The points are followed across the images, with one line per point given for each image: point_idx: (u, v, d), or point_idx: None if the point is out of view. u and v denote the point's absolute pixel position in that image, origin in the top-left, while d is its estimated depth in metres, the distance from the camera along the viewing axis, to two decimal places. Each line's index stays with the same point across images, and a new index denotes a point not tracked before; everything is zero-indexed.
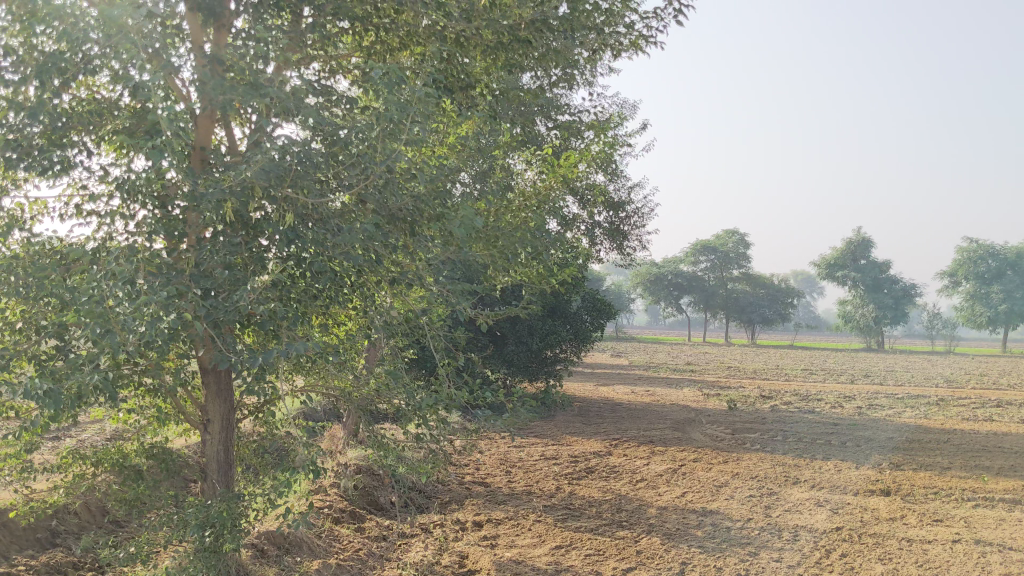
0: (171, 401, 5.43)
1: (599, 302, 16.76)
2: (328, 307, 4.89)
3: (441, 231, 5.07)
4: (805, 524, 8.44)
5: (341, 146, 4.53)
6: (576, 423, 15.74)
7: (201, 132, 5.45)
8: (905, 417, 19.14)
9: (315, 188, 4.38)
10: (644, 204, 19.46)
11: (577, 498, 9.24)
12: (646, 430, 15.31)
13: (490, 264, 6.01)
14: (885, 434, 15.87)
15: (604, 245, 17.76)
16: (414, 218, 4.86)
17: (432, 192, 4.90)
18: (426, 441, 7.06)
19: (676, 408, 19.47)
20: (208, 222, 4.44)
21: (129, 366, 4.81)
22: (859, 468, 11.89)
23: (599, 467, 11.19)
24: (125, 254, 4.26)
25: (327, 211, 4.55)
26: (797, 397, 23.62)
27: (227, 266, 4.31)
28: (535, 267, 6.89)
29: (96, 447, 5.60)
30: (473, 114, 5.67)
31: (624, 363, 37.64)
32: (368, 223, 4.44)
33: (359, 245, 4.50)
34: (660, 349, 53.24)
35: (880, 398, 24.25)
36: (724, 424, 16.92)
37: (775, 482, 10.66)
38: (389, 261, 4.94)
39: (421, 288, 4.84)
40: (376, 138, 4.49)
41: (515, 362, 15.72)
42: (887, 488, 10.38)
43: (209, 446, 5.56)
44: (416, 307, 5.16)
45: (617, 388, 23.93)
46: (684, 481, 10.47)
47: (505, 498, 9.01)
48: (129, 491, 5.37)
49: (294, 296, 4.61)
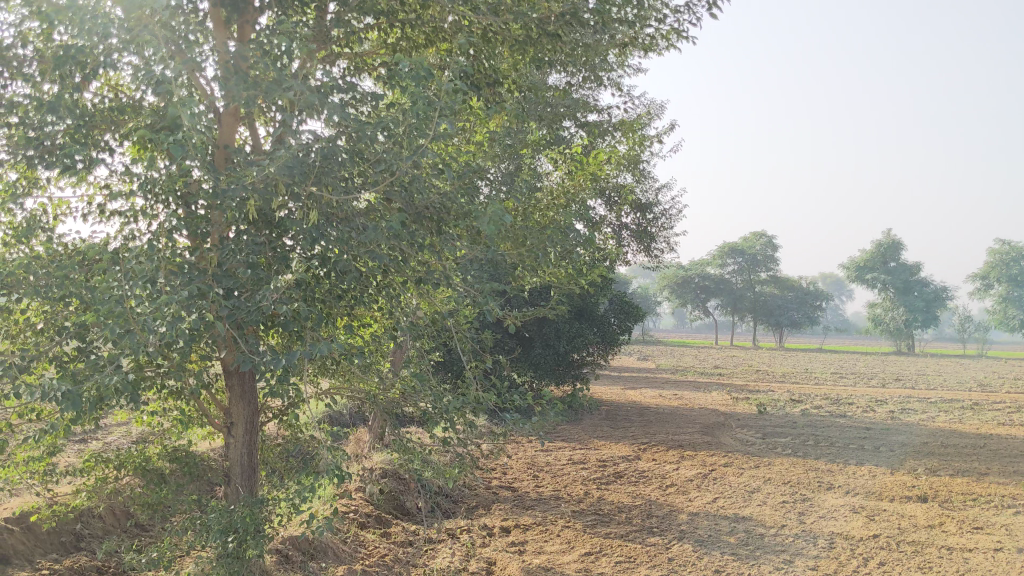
0: (194, 404, 5.34)
1: (626, 305, 16.58)
2: (353, 307, 4.77)
3: (469, 230, 4.95)
4: (841, 531, 8.23)
5: (366, 142, 4.41)
6: (604, 427, 15.56)
7: (224, 130, 5.36)
8: (939, 421, 18.79)
9: (339, 185, 4.26)
10: (671, 205, 19.26)
11: (606, 503, 9.07)
12: (674, 434, 15.11)
13: (519, 264, 5.87)
14: (919, 439, 15.57)
15: (631, 247, 17.58)
16: (441, 216, 4.73)
17: (459, 189, 4.78)
18: (453, 445, 6.93)
19: (705, 412, 19.24)
20: (231, 220, 4.34)
21: (151, 368, 4.72)
22: (894, 474, 11.64)
23: (628, 471, 11.01)
24: (146, 253, 4.17)
25: (352, 209, 4.43)
26: (828, 401, 23.31)
27: (250, 265, 4.20)
28: (563, 268, 6.75)
29: (119, 450, 5.52)
30: (500, 111, 5.55)
31: (650, 366, 37.39)
32: (394, 221, 4.32)
33: (385, 243, 4.38)
34: (687, 352, 52.90)
35: (913, 402, 23.87)
36: (754, 428, 16.67)
37: (809, 487, 10.45)
38: (416, 260, 4.82)
39: (448, 289, 4.70)
40: (403, 133, 4.36)
41: (542, 365, 15.58)
42: (924, 495, 10.13)
43: (234, 449, 5.47)
44: (443, 309, 5.04)
45: (644, 392, 23.72)
46: (715, 487, 10.27)
47: (533, 503, 8.87)
48: (152, 495, 5.28)
49: (318, 296, 4.50)
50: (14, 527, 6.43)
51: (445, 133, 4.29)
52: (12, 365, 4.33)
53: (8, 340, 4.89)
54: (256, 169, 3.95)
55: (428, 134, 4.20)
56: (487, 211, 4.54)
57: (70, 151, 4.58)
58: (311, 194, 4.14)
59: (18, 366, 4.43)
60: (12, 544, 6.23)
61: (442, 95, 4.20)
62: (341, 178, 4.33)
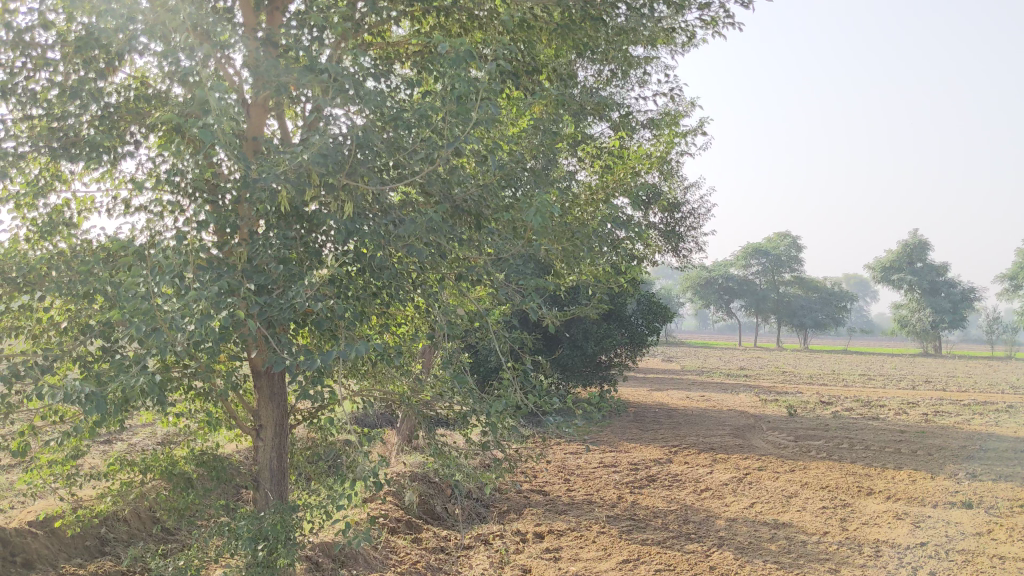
0: (222, 406, 5.15)
1: (655, 305, 16.31)
2: (388, 306, 4.55)
3: (508, 224, 4.73)
4: (887, 539, 7.93)
5: (403, 129, 4.18)
6: (632, 429, 15.30)
7: (253, 121, 5.16)
8: (975, 424, 18.37)
9: (376, 175, 4.03)
10: (700, 205, 18.95)
11: (641, 508, 8.82)
12: (705, 437, 14.82)
13: (558, 261, 5.64)
14: (957, 442, 15.21)
15: (660, 247, 17.29)
16: (480, 209, 4.50)
17: (499, 180, 4.55)
18: (486, 449, 6.71)
19: (734, 414, 18.91)
20: (261, 214, 4.14)
21: (178, 369, 4.53)
22: (935, 479, 11.31)
23: (661, 475, 10.75)
24: (173, 247, 3.96)
25: (388, 202, 4.22)
26: (859, 404, 22.88)
27: (281, 260, 3.98)
28: (601, 265, 6.51)
29: (145, 453, 5.33)
30: (540, 100, 5.32)
31: (675, 368, 36.99)
32: (433, 213, 4.08)
33: (422, 237, 4.16)
34: (711, 353, 52.49)
35: (945, 404, 23.43)
36: (787, 431, 16.35)
37: (848, 492, 10.15)
38: (453, 256, 4.60)
39: (491, 288, 4.45)
40: (442, 121, 4.14)
41: (569, 366, 15.35)
42: (969, 501, 9.80)
43: (263, 454, 5.27)
44: (481, 307, 4.80)
45: (671, 394, 23.40)
46: (751, 491, 10.00)
47: (566, 508, 8.64)
48: (179, 501, 5.09)
49: (352, 294, 4.29)
50: (38, 532, 6.27)
51: (485, 120, 4.06)
52: (34, 365, 4.15)
53: (29, 339, 4.71)
54: (289, 157, 3.73)
55: (469, 119, 3.96)
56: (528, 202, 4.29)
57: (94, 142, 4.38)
58: (345, 183, 3.90)
59: (40, 366, 4.24)
60: (36, 548, 6.07)
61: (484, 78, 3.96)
62: (376, 164, 4.09)
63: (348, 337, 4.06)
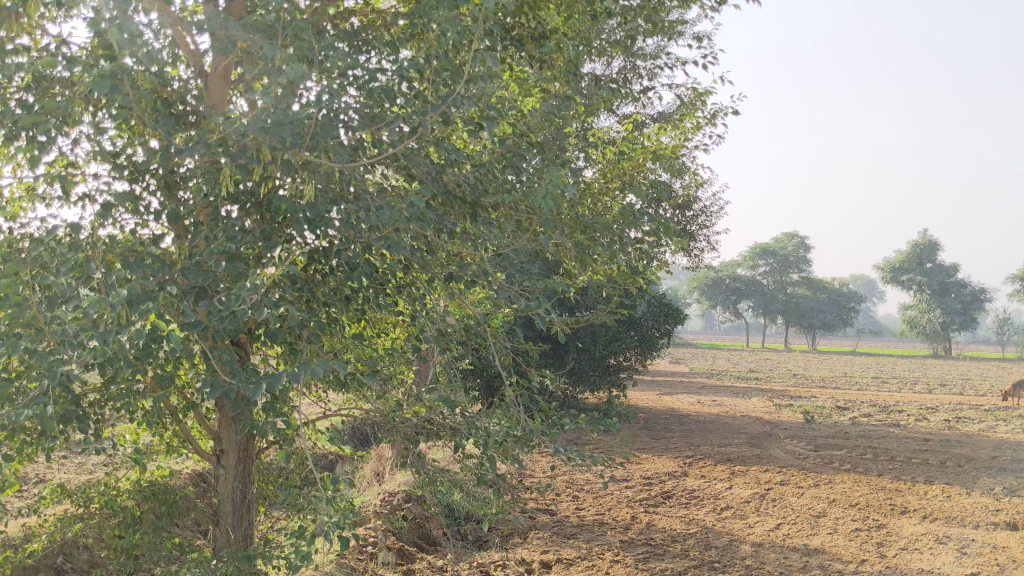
0: (176, 429, 4.37)
1: (667, 307, 15.47)
2: (364, 313, 3.77)
3: (510, 214, 3.92)
4: (930, 568, 7.15)
5: (378, 94, 3.37)
6: (643, 437, 14.52)
7: (213, 94, 4.32)
8: (999, 431, 17.60)
9: (344, 150, 3.22)
10: (713, 203, 18.15)
11: (656, 531, 8.05)
12: (720, 446, 14.05)
13: (569, 260, 4.84)
14: (986, 452, 14.41)
15: (671, 246, 16.49)
16: (477, 195, 3.70)
17: (499, 158, 3.74)
18: (486, 472, 5.94)
19: (747, 420, 18.11)
20: (211, 201, 3.34)
21: (114, 390, 3.74)
22: (972, 495, 10.51)
23: (676, 491, 9.97)
24: (95, 243, 3.18)
25: (362, 184, 3.41)
26: (875, 408, 22.12)
27: (228, 256, 3.19)
28: (615, 265, 5.72)
29: (89, 484, 4.55)
30: (551, 71, 4.49)
31: (683, 369, 36.23)
32: (415, 198, 3.29)
33: (404, 226, 3.36)
34: (718, 355, 51.68)
35: (966, 409, 22.58)
36: (805, 439, 15.58)
37: (881, 511, 9.36)
38: (443, 252, 3.80)
39: (491, 295, 3.65)
40: (429, 83, 3.33)
41: (577, 371, 14.52)
42: (1014, 521, 9.02)
43: (224, 483, 4.52)
44: (479, 315, 4.01)
45: (681, 398, 22.63)
46: (776, 510, 9.20)
47: (575, 532, 7.86)
48: (125, 542, 4.33)
49: (316, 298, 3.50)
50: None
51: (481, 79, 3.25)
52: None
53: None
54: (230, 127, 2.91)
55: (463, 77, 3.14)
56: (533, 182, 3.47)
57: (9, 114, 3.58)
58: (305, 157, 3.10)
59: None
60: None
61: (478, 26, 3.13)
62: (345, 136, 3.28)
63: (309, 352, 3.29)
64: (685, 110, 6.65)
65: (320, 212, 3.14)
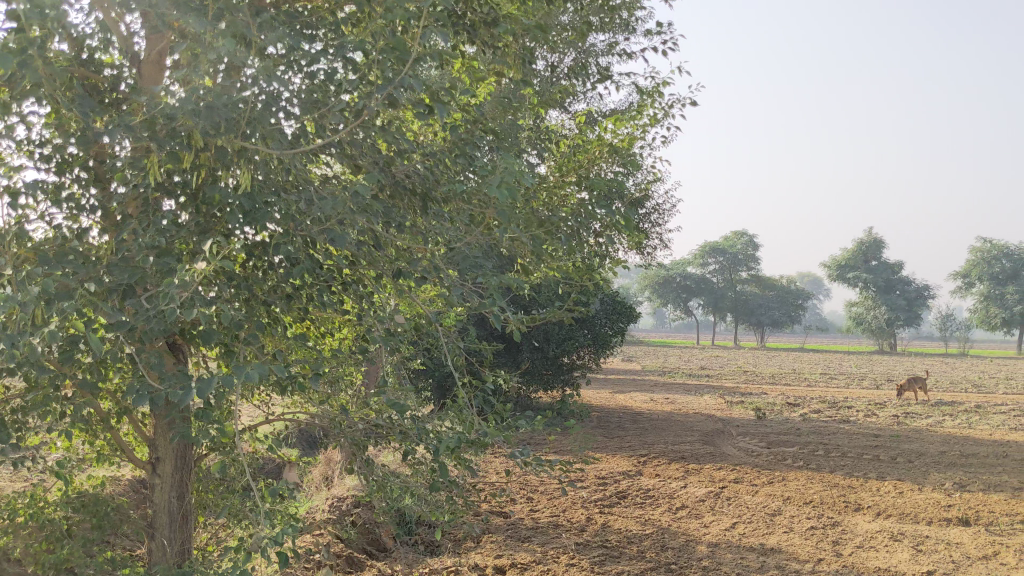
0: (109, 435, 4.11)
1: (620, 305, 15.36)
2: (306, 312, 3.54)
3: (463, 207, 3.70)
4: (886, 566, 7.11)
5: (321, 77, 3.15)
6: (597, 436, 14.41)
7: (146, 80, 4.11)
8: (946, 426, 17.82)
9: (284, 136, 2.99)
10: (666, 201, 18.11)
11: (612, 533, 7.91)
12: (674, 444, 13.99)
13: (524, 257, 4.65)
14: (935, 447, 14.55)
15: (625, 244, 16.40)
16: (428, 187, 3.48)
17: (451, 149, 3.53)
18: (438, 476, 5.74)
19: (699, 417, 18.09)
20: (139, 190, 3.10)
21: (36, 397, 3.48)
22: (924, 490, 10.56)
23: (631, 491, 9.86)
24: (10, 238, 2.91)
25: (304, 174, 3.19)
26: (825, 405, 22.31)
27: (156, 251, 2.94)
28: (572, 262, 5.55)
29: (13, 497, 4.26)
30: (507, 58, 4.30)
31: (636, 367, 36.30)
32: (361, 187, 3.08)
33: (347, 217, 3.14)
34: (670, 352, 51.92)
35: (914, 404, 22.86)
36: (757, 435, 15.61)
37: (835, 508, 9.34)
38: (390, 248, 3.58)
39: (445, 294, 3.44)
40: (375, 66, 3.12)
41: (530, 370, 14.39)
42: (965, 517, 9.05)
43: (160, 494, 4.28)
44: (430, 314, 3.79)
45: (634, 396, 22.59)
46: (731, 509, 9.13)
47: (529, 535, 7.71)
48: (52, 556, 4.06)
49: (254, 297, 3.27)
50: None
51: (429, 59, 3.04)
52: None
53: None
54: (158, 109, 2.68)
55: (412, 56, 2.94)
56: (487, 170, 3.27)
57: None
58: (244, 144, 2.87)
59: None
60: None
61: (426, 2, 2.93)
62: (284, 122, 3.05)
63: (247, 352, 3.06)
64: (640, 104, 6.51)
65: (257, 204, 2.91)
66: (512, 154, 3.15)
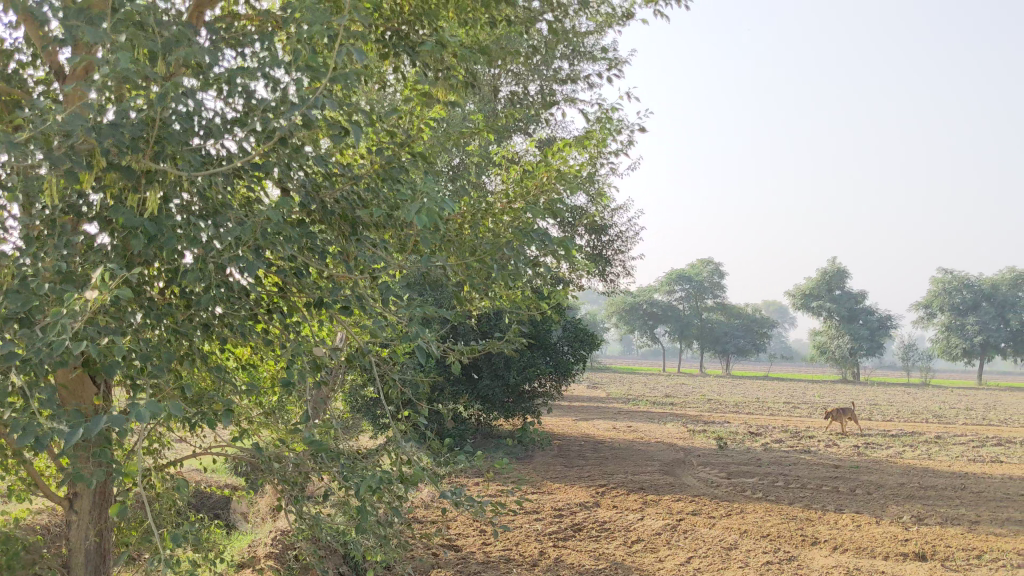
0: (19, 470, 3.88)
1: (581, 332, 15.20)
2: (226, 343, 3.35)
3: (394, 233, 3.54)
4: None
5: (237, 95, 2.99)
6: (556, 465, 14.22)
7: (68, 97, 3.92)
8: (905, 457, 17.86)
9: (195, 157, 2.83)
10: (629, 228, 18.05)
11: (564, 568, 7.73)
12: (634, 473, 13.84)
13: (465, 286, 4.49)
14: (894, 478, 14.53)
15: (587, 271, 16.30)
16: (355, 212, 3.32)
17: (381, 172, 3.37)
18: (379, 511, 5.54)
19: (660, 446, 17.97)
20: (42, 212, 2.91)
21: None
22: (881, 524, 10.49)
23: (587, 523, 9.68)
24: None
25: (221, 198, 3.02)
26: (787, 434, 22.29)
27: (54, 278, 2.75)
28: (519, 291, 5.40)
29: None
30: (449, 81, 4.15)
31: (600, 394, 36.16)
32: (277, 211, 2.91)
33: (263, 242, 2.97)
34: (635, 379, 51.89)
35: (875, 434, 22.93)
36: (717, 465, 15.51)
37: (791, 542, 9.23)
38: (316, 275, 3.41)
39: (371, 325, 3.28)
40: (293, 83, 2.96)
41: (490, 397, 14.19)
42: (922, 552, 8.98)
43: (75, 532, 4.05)
44: (361, 344, 3.61)
45: (597, 424, 22.43)
46: (687, 542, 8.99)
47: (479, 570, 7.51)
48: None
49: (166, 326, 3.08)
50: None
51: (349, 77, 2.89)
52: None
53: None
54: (53, 126, 2.51)
55: (328, 73, 2.80)
56: (409, 192, 3.12)
57: None
58: (151, 164, 2.71)
59: None
60: None
61: (343, 18, 2.80)
62: (197, 142, 2.88)
63: (152, 385, 2.86)
64: (594, 130, 6.40)
65: (163, 228, 2.75)
66: (435, 178, 3.01)
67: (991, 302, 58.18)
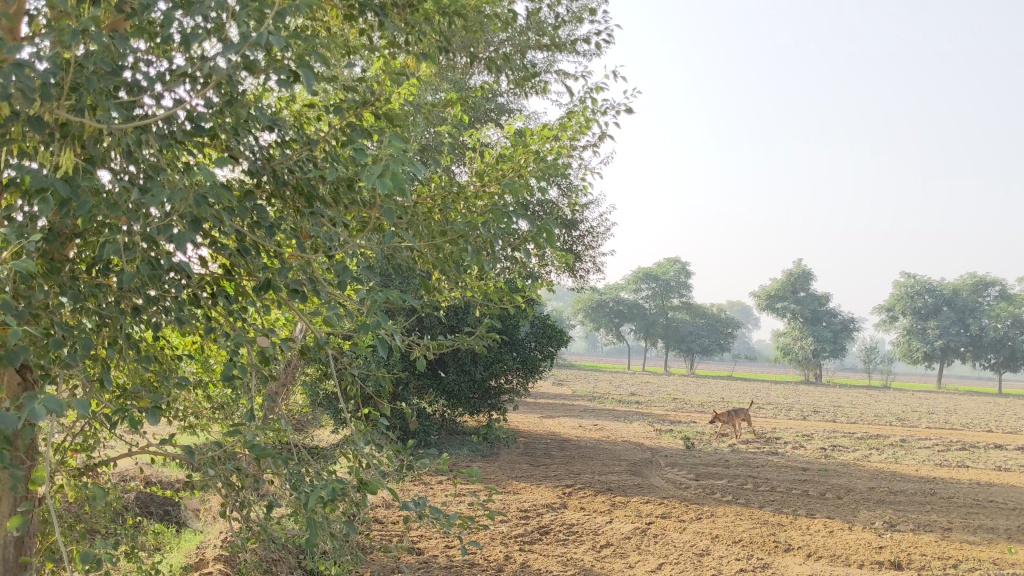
0: None
1: (549, 328, 14.83)
2: (158, 330, 2.92)
3: (355, 209, 3.11)
4: None
5: (173, 38, 2.57)
6: (522, 463, 13.86)
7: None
8: (873, 460, 17.72)
9: (121, 107, 2.42)
10: (599, 222, 17.72)
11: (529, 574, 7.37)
12: (601, 474, 13.51)
13: (437, 272, 4.07)
14: (864, 482, 14.35)
15: (556, 265, 15.95)
16: (310, 181, 2.90)
17: (340, 136, 2.95)
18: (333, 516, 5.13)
19: (627, 445, 17.65)
20: None
21: None
22: (854, 530, 10.26)
23: (555, 526, 9.33)
24: None
25: (151, 158, 2.60)
26: (754, 435, 22.11)
27: None
28: (488, 282, 5.03)
29: None
30: (428, 41, 3.73)
31: (565, 391, 35.89)
32: (213, 171, 2.49)
33: (197, 209, 2.55)
34: (601, 377, 51.63)
35: (842, 436, 22.82)
36: (686, 466, 15.23)
37: (765, 549, 8.95)
38: (264, 253, 2.99)
39: (324, 310, 2.88)
40: (237, 26, 2.55)
41: (455, 393, 13.78)
42: (896, 560, 8.74)
43: None
44: (315, 334, 3.19)
45: (562, 422, 22.08)
46: (657, 548, 8.67)
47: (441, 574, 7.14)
48: None
49: (86, 309, 2.66)
50: None
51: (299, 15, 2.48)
52: None
53: None
54: None
55: (273, 7, 2.40)
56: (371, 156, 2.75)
57: None
58: (65, 115, 2.32)
59: None
60: None
61: None
62: (122, 91, 2.48)
63: (59, 374, 2.43)
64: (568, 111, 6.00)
65: (77, 190, 2.34)
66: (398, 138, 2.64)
67: (953, 306, 58.76)
